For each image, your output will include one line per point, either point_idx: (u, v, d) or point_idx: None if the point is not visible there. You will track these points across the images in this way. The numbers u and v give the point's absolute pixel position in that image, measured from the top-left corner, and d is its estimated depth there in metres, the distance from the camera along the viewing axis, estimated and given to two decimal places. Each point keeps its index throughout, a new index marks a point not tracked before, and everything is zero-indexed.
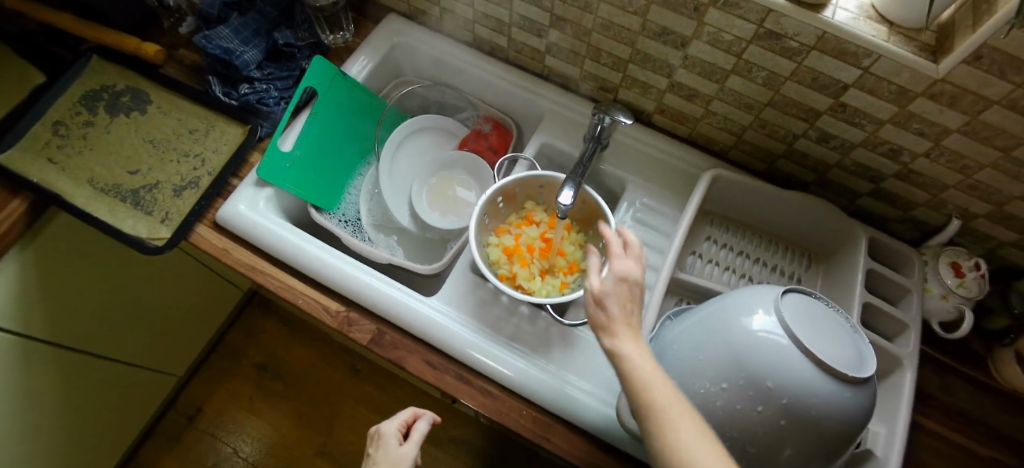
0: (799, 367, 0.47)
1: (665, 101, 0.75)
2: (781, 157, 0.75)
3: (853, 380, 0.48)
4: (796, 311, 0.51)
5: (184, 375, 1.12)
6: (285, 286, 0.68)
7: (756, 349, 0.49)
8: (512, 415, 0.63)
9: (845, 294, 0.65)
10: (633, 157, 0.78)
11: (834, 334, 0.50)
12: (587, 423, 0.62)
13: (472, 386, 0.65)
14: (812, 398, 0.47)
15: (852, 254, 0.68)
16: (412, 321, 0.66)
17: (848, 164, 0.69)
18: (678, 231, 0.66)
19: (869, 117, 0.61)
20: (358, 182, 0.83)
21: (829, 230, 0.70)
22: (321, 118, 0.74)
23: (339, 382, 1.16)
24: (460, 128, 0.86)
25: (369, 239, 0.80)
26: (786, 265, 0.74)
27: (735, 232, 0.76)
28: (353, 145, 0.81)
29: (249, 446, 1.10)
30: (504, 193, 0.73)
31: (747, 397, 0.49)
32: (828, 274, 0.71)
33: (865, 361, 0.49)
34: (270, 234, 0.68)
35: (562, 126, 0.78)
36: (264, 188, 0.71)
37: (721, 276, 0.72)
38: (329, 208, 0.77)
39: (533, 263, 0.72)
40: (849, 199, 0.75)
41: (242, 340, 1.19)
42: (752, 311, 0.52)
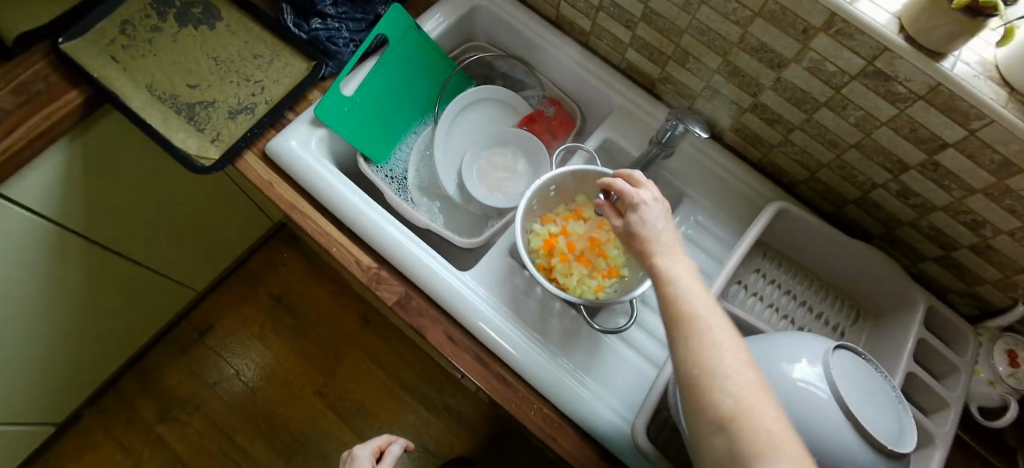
0: (838, 429, 0.45)
1: (742, 120, 0.72)
2: (851, 203, 0.71)
3: (890, 453, 0.46)
4: (844, 369, 0.48)
5: (201, 291, 1.12)
6: (322, 230, 0.67)
7: (796, 399, 0.47)
8: (522, 405, 0.62)
9: (889, 358, 0.63)
10: (697, 171, 0.75)
11: (877, 400, 0.48)
12: (599, 430, 0.60)
13: (489, 370, 0.64)
14: (844, 462, 0.45)
15: (906, 319, 0.65)
16: (441, 292, 0.65)
17: (923, 224, 0.65)
18: (731, 260, 0.63)
19: (960, 183, 0.57)
20: (411, 140, 0.81)
21: (887, 289, 0.68)
22: (388, 69, 0.73)
23: (347, 329, 1.16)
24: (525, 106, 0.83)
25: (411, 200, 0.78)
26: (833, 316, 0.72)
27: (787, 271, 0.74)
28: (413, 101, 0.79)
29: (251, 372, 1.12)
30: (558, 182, 0.72)
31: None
32: (875, 333, 0.69)
33: (906, 434, 0.47)
34: (314, 175, 0.66)
35: (628, 125, 0.75)
36: (318, 128, 0.69)
37: (763, 313, 0.70)
38: (378, 161, 0.76)
39: (572, 258, 0.71)
40: (911, 260, 0.71)
41: (262, 268, 1.19)
42: (794, 359, 0.50)
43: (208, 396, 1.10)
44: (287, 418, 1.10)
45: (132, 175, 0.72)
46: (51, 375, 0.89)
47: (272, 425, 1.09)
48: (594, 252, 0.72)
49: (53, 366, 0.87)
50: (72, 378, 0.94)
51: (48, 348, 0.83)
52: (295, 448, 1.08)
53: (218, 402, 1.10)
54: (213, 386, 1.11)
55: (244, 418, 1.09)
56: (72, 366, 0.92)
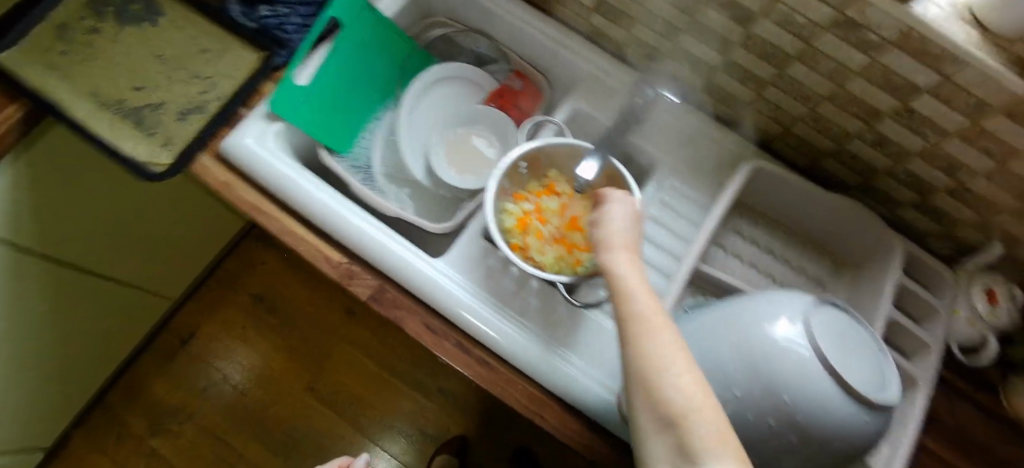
0: (822, 386, 0.46)
1: (715, 80, 0.70)
2: (826, 157, 0.71)
3: (872, 402, 0.47)
4: (824, 325, 0.48)
5: (178, 297, 1.10)
6: (287, 230, 0.66)
7: (779, 361, 0.47)
8: (505, 387, 0.62)
9: (870, 305, 0.63)
10: (671, 134, 0.73)
11: (859, 351, 0.48)
12: (584, 401, 0.61)
13: (470, 355, 0.63)
14: (828, 418, 0.46)
15: (884, 266, 0.65)
16: (417, 283, 0.64)
17: (899, 172, 0.65)
18: (709, 222, 0.63)
19: (935, 128, 0.56)
20: (374, 125, 0.78)
21: (865, 237, 0.68)
22: (342, 55, 0.70)
23: (333, 323, 1.15)
24: (488, 80, 0.79)
25: (379, 189, 0.75)
26: (814, 269, 0.72)
27: (766, 228, 0.73)
28: (372, 84, 0.75)
29: (239, 374, 1.11)
30: (528, 158, 0.70)
31: (762, 410, 0.47)
32: (853, 282, 0.69)
33: (885, 383, 0.49)
34: (275, 175, 0.64)
35: (599, 94, 0.73)
36: (275, 122, 0.67)
37: (744, 273, 0.69)
38: (340, 151, 0.74)
39: (548, 236, 0.70)
40: (888, 208, 0.71)
41: (240, 268, 1.17)
42: (775, 319, 0.49)
43: (198, 403, 1.09)
44: (279, 417, 1.09)
45: (76, 190, 0.69)
46: (30, 398, 0.87)
47: (265, 427, 1.09)
48: (568, 227, 0.71)
49: (30, 390, 0.85)
50: (49, 397, 0.91)
51: (20, 372, 0.81)
52: (289, 444, 1.08)
53: (208, 405, 1.09)
54: (203, 393, 1.10)
55: (237, 421, 1.09)
56: (49, 387, 0.89)
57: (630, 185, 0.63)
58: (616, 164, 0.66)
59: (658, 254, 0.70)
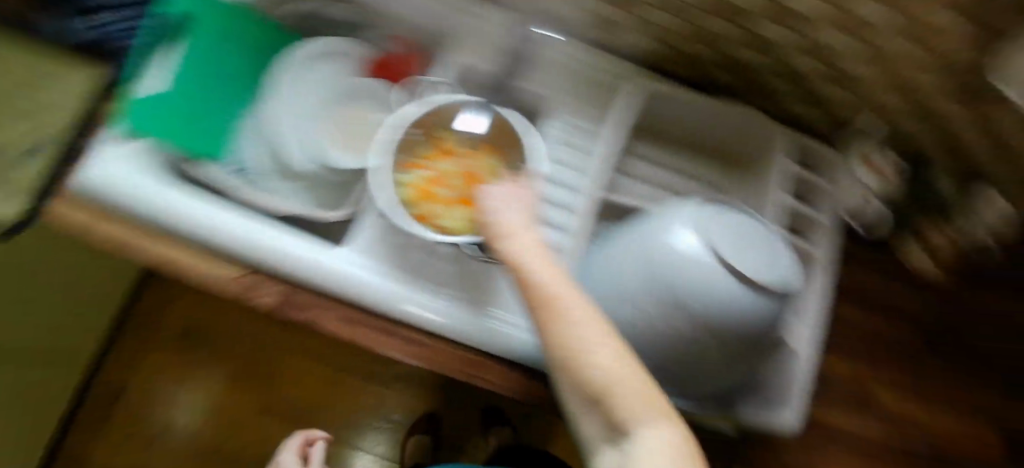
0: (723, 283, 0.50)
1: (591, 9, 0.68)
2: (701, 59, 0.73)
3: (771, 288, 0.51)
4: (719, 230, 0.52)
5: (89, 358, 1.02)
6: (177, 259, 0.62)
7: (684, 269, 0.51)
8: (435, 357, 0.65)
9: (757, 200, 0.73)
10: (559, 71, 0.73)
11: (754, 247, 0.52)
12: (514, 348, 0.65)
13: (395, 337, 0.65)
14: (734, 310, 0.51)
15: (769, 166, 0.74)
16: (329, 281, 0.64)
17: (758, 60, 0.69)
18: (601, 148, 0.69)
19: (795, 16, 0.58)
20: (246, 124, 0.74)
21: (745, 133, 0.76)
22: (195, 55, 0.67)
23: (266, 337, 1.12)
24: (357, 49, 0.74)
25: (264, 188, 0.72)
26: (698, 171, 0.79)
27: (664, 149, 0.79)
28: (233, 82, 0.72)
29: (184, 419, 1.06)
30: (421, 125, 0.68)
31: (670, 313, 0.52)
32: (738, 177, 0.77)
33: (781, 267, 0.53)
34: (157, 208, 0.62)
35: (481, 43, 0.70)
36: (134, 140, 0.64)
37: (644, 191, 0.75)
38: (213, 157, 0.70)
39: (450, 198, 0.63)
40: (756, 96, 0.77)
41: (153, 311, 1.10)
42: (676, 233, 0.53)
43: (144, 456, 1.04)
44: (237, 449, 1.06)
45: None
46: None
47: (234, 454, 1.06)
48: (468, 185, 0.64)
49: None
50: None
51: None
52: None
53: (159, 456, 1.04)
54: (150, 445, 1.05)
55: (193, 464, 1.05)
56: None
57: (528, 140, 0.64)
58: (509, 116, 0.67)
59: (559, 193, 0.67)
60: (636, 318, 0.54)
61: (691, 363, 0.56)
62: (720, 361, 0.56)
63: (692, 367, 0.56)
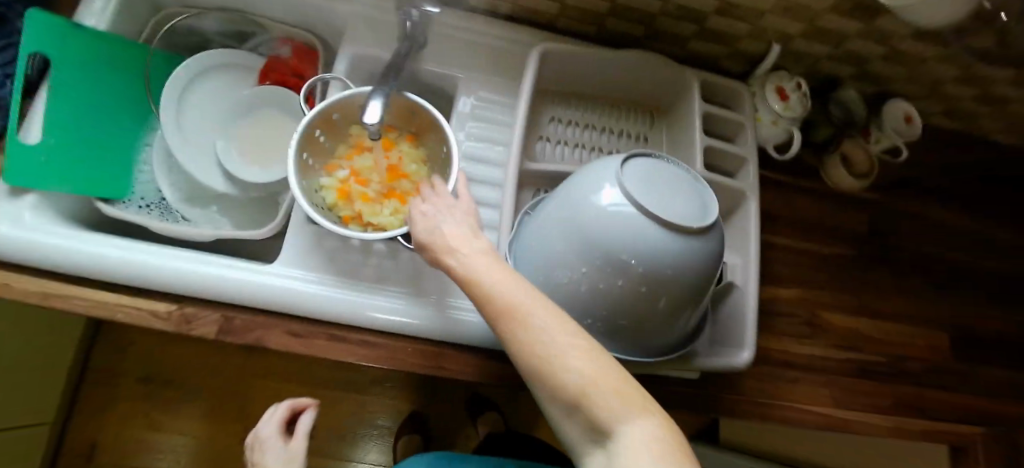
0: (651, 235, 0.44)
1: None
2: (608, 16, 0.63)
3: (699, 230, 0.46)
4: (639, 178, 0.46)
5: (57, 416, 0.98)
6: (100, 304, 0.54)
7: (607, 226, 0.45)
8: (393, 356, 0.56)
9: (687, 151, 0.60)
10: (461, 48, 0.63)
11: (678, 191, 0.47)
12: (469, 335, 0.56)
13: (350, 342, 0.56)
14: (667, 260, 0.45)
15: (688, 103, 0.61)
16: (259, 299, 0.55)
17: (671, 8, 0.59)
18: (517, 121, 0.56)
19: None
20: (147, 156, 0.66)
21: (666, 83, 0.63)
22: (71, 97, 0.56)
23: (234, 359, 1.08)
24: (254, 59, 0.68)
25: (183, 218, 0.65)
26: (631, 127, 0.66)
27: (576, 104, 0.66)
28: (113, 112, 0.62)
29: (167, 461, 1.02)
30: (321, 122, 0.57)
31: (607, 275, 0.46)
32: (672, 128, 0.65)
33: (709, 207, 0.47)
34: (70, 254, 0.53)
35: (366, 29, 0.61)
36: (24, 197, 0.54)
37: (573, 156, 0.63)
38: (121, 196, 0.62)
39: (376, 195, 0.59)
40: (679, 46, 0.66)
41: (113, 356, 1.05)
42: (599, 189, 0.47)
43: None
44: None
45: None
46: None
47: (244, 458, 1.04)
48: (392, 178, 0.60)
49: None
50: None
51: None
52: None
53: None
54: None
55: None
56: None
57: (433, 113, 0.55)
58: (406, 95, 0.56)
59: (485, 190, 0.59)
60: (575, 287, 0.48)
61: (642, 325, 0.50)
62: (663, 316, 0.50)
63: (638, 323, 0.50)
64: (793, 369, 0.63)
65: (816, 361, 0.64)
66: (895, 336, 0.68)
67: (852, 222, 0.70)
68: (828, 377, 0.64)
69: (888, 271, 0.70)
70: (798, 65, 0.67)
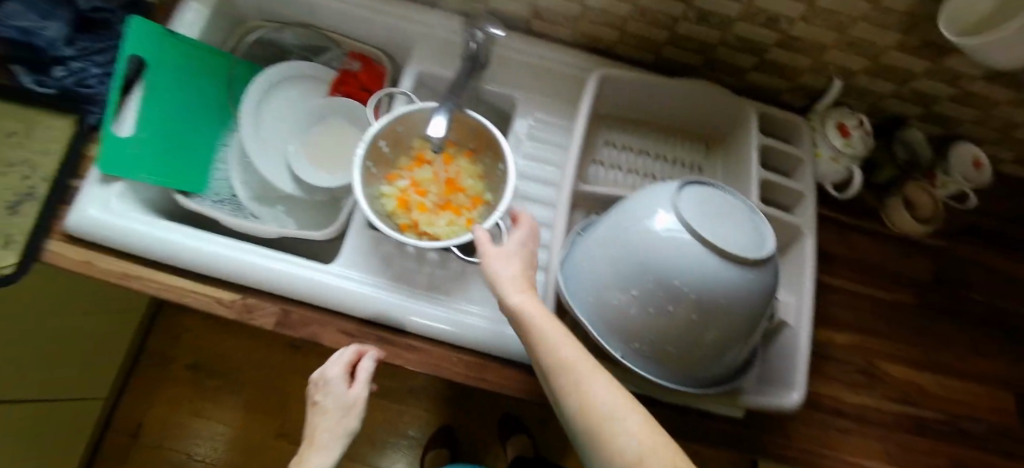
0: (704, 262, 0.45)
1: (539, 3, 0.61)
2: (665, 44, 0.64)
3: (754, 261, 0.45)
4: (694, 206, 0.47)
5: (110, 394, 1.03)
6: (171, 288, 0.58)
7: (661, 251, 0.46)
8: (439, 364, 0.57)
9: (742, 183, 0.60)
10: (523, 70, 0.65)
11: (733, 220, 0.47)
12: (514, 350, 0.57)
13: (397, 346, 0.58)
14: (720, 289, 0.45)
15: (745, 135, 0.62)
16: (314, 295, 0.57)
17: (731, 40, 0.60)
18: (573, 144, 0.57)
19: None
20: (224, 154, 0.71)
21: (722, 113, 0.63)
22: (161, 96, 0.61)
23: (276, 356, 1.11)
24: (325, 71, 0.71)
25: (253, 215, 0.68)
26: (686, 156, 0.67)
27: (631, 129, 0.67)
28: (198, 112, 0.67)
29: (204, 448, 1.05)
30: (386, 135, 0.60)
31: (658, 300, 0.46)
32: (727, 159, 0.65)
33: (765, 240, 0.47)
34: (149, 238, 0.57)
35: (435, 49, 0.64)
36: (113, 184, 0.59)
37: (627, 181, 0.64)
38: (197, 190, 0.66)
39: (433, 206, 0.62)
40: (737, 78, 0.67)
41: (166, 343, 1.10)
42: (653, 214, 0.48)
43: None
44: None
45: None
46: None
47: (276, 455, 1.06)
48: (449, 190, 0.63)
49: None
50: None
51: None
52: None
53: None
54: None
55: None
56: None
57: (493, 131, 0.58)
58: (469, 113, 0.59)
59: (537, 208, 0.61)
60: (625, 309, 0.48)
61: (690, 354, 0.49)
62: (716, 348, 0.49)
63: (685, 351, 0.49)
64: (843, 418, 0.60)
65: (870, 411, 0.61)
66: (960, 393, 0.64)
67: (912, 268, 0.67)
68: (881, 430, 0.61)
69: (954, 323, 0.66)
70: (860, 102, 0.66)
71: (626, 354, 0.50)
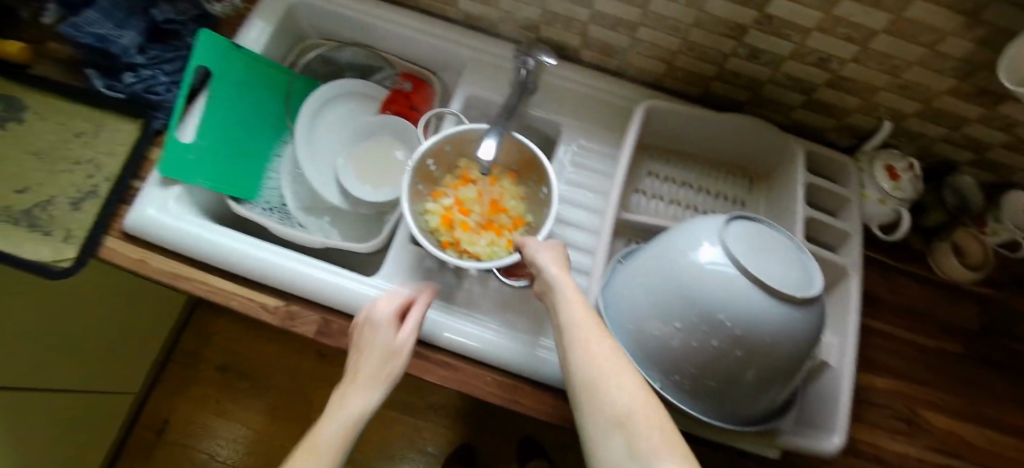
0: (751, 298, 0.44)
1: (590, 35, 0.63)
2: (712, 79, 0.65)
3: (802, 300, 0.45)
4: (741, 240, 0.47)
5: (141, 389, 1.06)
6: (216, 289, 0.60)
7: (707, 284, 0.45)
8: (473, 383, 0.57)
9: (787, 220, 0.60)
10: (570, 99, 0.67)
11: (780, 257, 0.47)
12: (548, 374, 0.57)
13: (432, 362, 0.58)
14: (766, 325, 0.44)
15: (791, 172, 0.62)
16: (351, 305, 0.58)
17: (780, 78, 0.61)
18: (618, 173, 0.57)
19: (795, 27, 0.53)
20: (276, 165, 0.73)
21: (767, 150, 0.64)
22: (222, 104, 0.64)
23: (302, 364, 1.13)
24: (377, 89, 0.74)
25: (300, 225, 0.70)
26: (730, 190, 0.67)
27: (674, 161, 0.67)
28: (255, 123, 0.69)
29: (225, 449, 1.06)
30: (434, 154, 0.62)
31: (702, 333, 0.46)
32: (772, 195, 0.65)
33: (813, 280, 0.46)
34: (197, 240, 0.59)
35: (487, 74, 0.66)
36: (172, 187, 0.62)
37: (669, 212, 0.64)
38: (249, 197, 0.69)
39: (475, 225, 0.63)
40: (783, 114, 0.67)
41: (196, 342, 1.13)
42: (697, 246, 0.48)
43: None
44: None
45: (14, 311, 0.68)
46: None
47: None
48: (492, 210, 0.64)
49: None
50: None
51: None
52: None
53: None
54: None
55: None
56: None
57: (540, 155, 0.59)
58: (516, 137, 0.61)
59: (578, 234, 0.62)
60: (667, 340, 0.47)
61: (732, 390, 0.48)
62: (759, 385, 0.48)
63: (724, 387, 0.48)
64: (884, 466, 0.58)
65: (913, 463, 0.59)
66: (1010, 450, 0.61)
67: (959, 316, 0.65)
68: None
69: (1004, 376, 0.64)
70: (910, 145, 0.65)
71: (664, 385, 0.49)
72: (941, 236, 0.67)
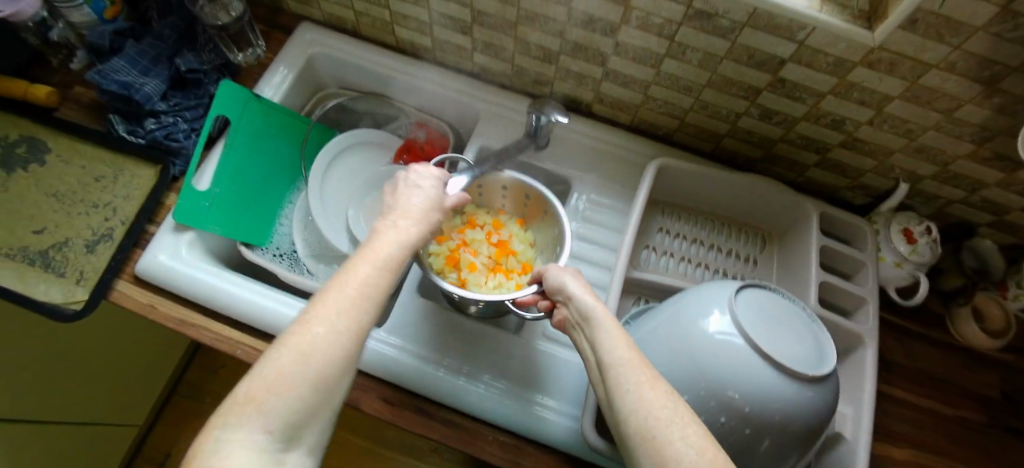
0: (760, 373, 0.43)
1: (602, 91, 0.64)
2: (726, 136, 0.65)
3: (812, 378, 0.43)
4: (751, 310, 0.46)
5: (144, 422, 1.05)
6: (221, 338, 0.59)
7: (716, 356, 0.44)
8: (473, 442, 0.56)
9: (799, 283, 0.59)
10: (582, 152, 0.67)
11: (792, 330, 0.45)
12: (551, 437, 0.55)
13: (434, 418, 0.57)
14: (777, 404, 0.43)
15: (804, 233, 0.61)
16: None
17: (793, 137, 0.61)
18: (629, 230, 0.57)
19: (810, 90, 0.53)
20: (289, 211, 0.74)
21: (780, 209, 0.63)
22: (237, 152, 0.65)
23: None
24: (392, 139, 0.76)
25: (308, 272, 0.71)
26: (741, 248, 0.66)
27: (685, 217, 0.67)
28: (271, 170, 0.70)
29: None
30: None
31: (710, 407, 0.44)
32: (785, 254, 0.64)
33: (826, 356, 0.45)
34: (203, 286, 0.59)
35: (500, 127, 0.67)
36: (184, 233, 0.62)
37: (679, 269, 0.63)
38: (260, 243, 0.69)
39: (483, 267, 0.62)
40: (797, 172, 0.66)
41: (202, 375, 1.13)
42: (706, 313, 0.47)
43: None
44: None
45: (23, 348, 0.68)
46: None
47: None
48: (501, 253, 0.64)
49: None
50: None
51: None
52: None
53: None
54: None
55: None
56: None
57: (553, 203, 0.59)
58: (529, 181, 0.61)
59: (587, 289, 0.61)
60: None
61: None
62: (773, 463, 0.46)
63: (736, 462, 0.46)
64: None
65: None
66: None
67: (981, 385, 0.63)
68: None
69: None
70: (926, 206, 0.64)
71: None
72: (961, 301, 0.65)
